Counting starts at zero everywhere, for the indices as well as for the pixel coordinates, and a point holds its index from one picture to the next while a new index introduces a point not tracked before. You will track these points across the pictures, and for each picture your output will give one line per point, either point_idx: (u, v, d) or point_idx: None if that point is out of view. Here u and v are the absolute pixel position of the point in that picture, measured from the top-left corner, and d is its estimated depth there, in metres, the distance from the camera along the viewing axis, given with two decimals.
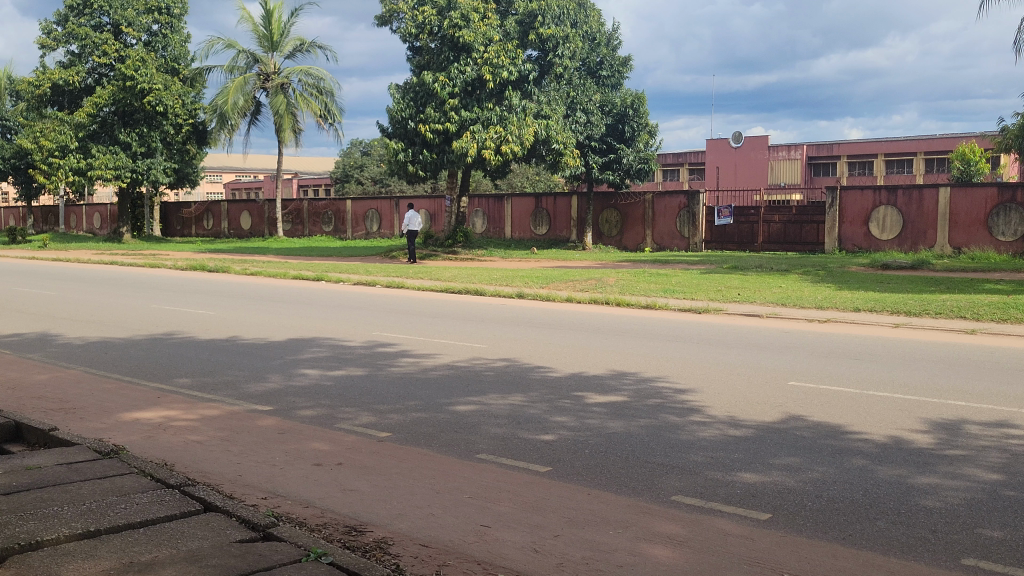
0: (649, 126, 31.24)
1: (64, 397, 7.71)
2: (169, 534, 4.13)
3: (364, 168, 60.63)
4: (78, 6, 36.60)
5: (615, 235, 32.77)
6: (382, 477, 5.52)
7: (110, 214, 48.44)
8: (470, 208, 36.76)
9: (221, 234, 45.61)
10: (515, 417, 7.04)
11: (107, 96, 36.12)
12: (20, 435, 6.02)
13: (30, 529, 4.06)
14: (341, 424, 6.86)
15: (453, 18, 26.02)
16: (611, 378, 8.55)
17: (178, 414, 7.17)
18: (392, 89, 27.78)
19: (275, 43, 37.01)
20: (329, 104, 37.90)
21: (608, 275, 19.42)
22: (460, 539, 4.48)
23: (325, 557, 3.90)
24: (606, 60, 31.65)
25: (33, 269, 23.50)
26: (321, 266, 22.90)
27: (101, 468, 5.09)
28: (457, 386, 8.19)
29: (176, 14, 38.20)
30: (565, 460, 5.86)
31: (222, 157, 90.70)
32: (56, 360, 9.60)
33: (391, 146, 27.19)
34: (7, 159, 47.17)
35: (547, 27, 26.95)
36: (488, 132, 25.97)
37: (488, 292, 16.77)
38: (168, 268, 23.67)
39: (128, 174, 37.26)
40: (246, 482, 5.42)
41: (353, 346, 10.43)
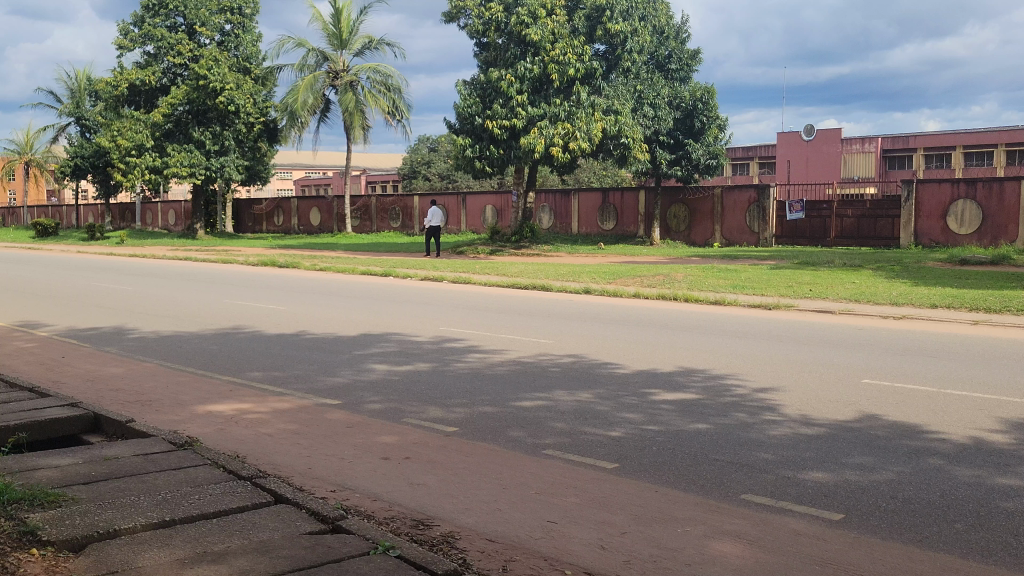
0: (719, 120, 30.76)
1: (140, 389, 7.91)
2: (240, 524, 4.21)
3: (431, 165, 61.02)
4: (154, 7, 37.48)
5: (684, 230, 32.46)
6: (450, 472, 5.53)
7: (185, 211, 49.59)
8: (537, 204, 36.72)
9: (291, 230, 46.29)
10: (581, 413, 7.02)
11: (181, 95, 36.98)
12: (99, 427, 6.19)
13: (109, 518, 4.17)
14: (408, 418, 6.92)
15: (519, 14, 26.05)
16: (680, 375, 8.46)
17: (250, 406, 7.31)
18: (460, 85, 27.92)
19: (343, 42, 37.39)
20: (398, 101, 38.24)
21: (676, 270, 19.28)
22: (528, 535, 4.47)
23: (393, 549, 3.92)
24: (675, 53, 31.30)
25: (109, 264, 24.17)
26: (388, 262, 23.15)
27: (175, 459, 5.20)
28: (524, 382, 8.20)
29: (248, 14, 38.97)
30: (633, 457, 5.81)
31: (292, 155, 92.09)
32: (133, 353, 9.85)
33: (459, 142, 27.41)
34: (86, 157, 48.58)
35: (616, 23, 26.81)
36: (556, 128, 25.88)
37: (555, 288, 16.74)
38: (240, 263, 24.18)
39: (202, 172, 37.93)
40: (315, 474, 5.49)
41: (420, 342, 10.50)
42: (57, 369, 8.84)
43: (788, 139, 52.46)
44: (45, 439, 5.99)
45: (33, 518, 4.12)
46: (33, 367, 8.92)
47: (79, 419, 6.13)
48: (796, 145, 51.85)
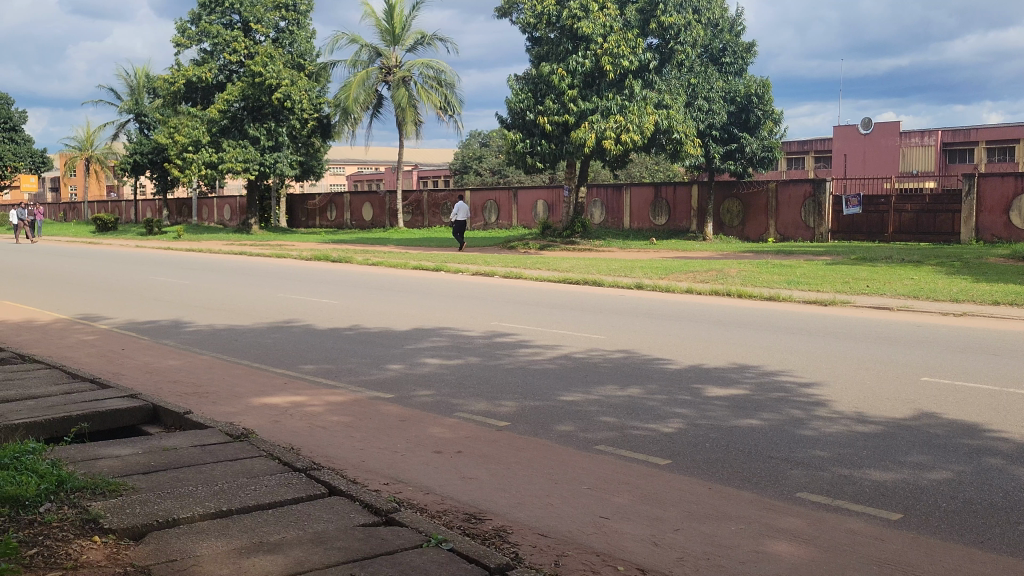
0: (775, 114, 30.33)
1: (197, 381, 8.06)
2: (295, 515, 4.26)
3: (483, 160, 61.20)
4: (210, 4, 38.14)
5: (737, 225, 32.15)
6: (502, 466, 5.55)
7: (240, 206, 50.24)
8: (589, 199, 36.65)
9: (343, 225, 46.63)
10: (632, 407, 7.01)
11: (237, 92, 37.57)
12: (158, 418, 6.32)
13: (168, 507, 4.25)
14: (459, 412, 6.95)
15: (571, 7, 26.06)
16: (733, 371, 8.40)
17: (305, 399, 7.40)
18: (512, 80, 28.02)
19: (397, 37, 37.68)
20: (449, 96, 38.35)
21: (729, 266, 19.02)
22: (580, 530, 4.47)
23: (445, 543, 3.94)
24: (729, 46, 30.93)
25: (166, 259, 24.54)
26: (439, 257, 23.11)
27: (232, 451, 5.29)
28: (575, 377, 8.18)
29: (303, 11, 39.37)
30: (686, 454, 5.77)
31: (346, 150, 92.95)
32: (190, 345, 10.04)
33: (510, 137, 27.51)
34: (144, 154, 49.46)
35: (669, 15, 26.57)
36: (608, 121, 25.74)
37: (606, 283, 16.67)
38: (294, 258, 24.40)
39: (257, 167, 38.37)
40: (368, 467, 5.56)
41: (471, 336, 10.53)
42: (117, 360, 9.04)
43: (845, 133, 51.67)
44: (106, 430, 6.12)
45: (94, 506, 4.21)
46: (94, 358, 9.13)
47: (139, 410, 6.26)
48: (852, 139, 51.04)
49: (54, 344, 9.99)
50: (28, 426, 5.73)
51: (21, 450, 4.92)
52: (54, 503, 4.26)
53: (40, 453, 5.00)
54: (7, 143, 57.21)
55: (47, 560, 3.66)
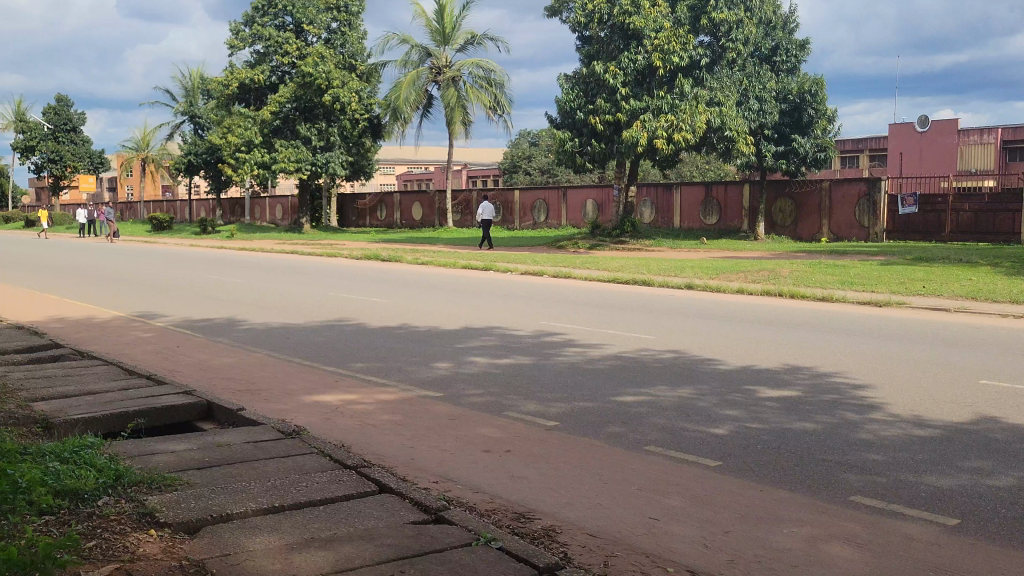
0: (828, 113, 29.89)
1: (251, 379, 8.16)
2: (346, 512, 4.29)
3: (532, 159, 61.25)
4: (263, 6, 38.71)
5: (790, 225, 31.76)
6: (552, 466, 5.55)
7: (291, 206, 50.77)
8: (638, 198, 36.46)
9: (393, 225, 46.92)
10: (683, 408, 6.96)
11: (289, 93, 38.00)
12: (212, 415, 6.42)
13: (222, 503, 4.31)
14: (509, 411, 6.96)
15: (622, 5, 25.96)
16: (784, 372, 8.30)
17: (356, 397, 7.46)
18: (562, 79, 28.03)
19: (447, 38, 37.78)
20: (499, 96, 38.40)
21: (782, 266, 18.83)
22: (629, 531, 4.45)
23: (494, 541, 3.95)
24: (782, 44, 30.52)
25: (217, 259, 24.77)
26: (490, 258, 22.69)
27: (284, 448, 5.35)
28: (625, 377, 8.15)
29: (354, 12, 39.74)
30: (737, 455, 5.72)
31: (396, 150, 93.61)
32: (243, 344, 10.15)
33: (560, 137, 27.56)
34: (199, 154, 50.19)
35: (720, 12, 26.31)
36: (659, 120, 25.57)
37: (656, 283, 16.56)
38: (344, 258, 24.48)
39: (309, 167, 38.69)
40: (418, 465, 5.58)
41: (520, 335, 10.54)
42: (172, 358, 9.19)
43: (900, 131, 50.79)
44: (163, 425, 6.24)
45: (150, 501, 4.29)
46: (150, 356, 9.28)
47: (193, 407, 6.36)
48: (908, 137, 50.07)
49: (112, 341, 10.18)
50: (88, 421, 5.85)
51: (81, 444, 5.02)
52: (112, 496, 4.34)
53: (99, 448, 5.10)
54: (66, 145, 58.40)
55: (106, 552, 3.73)
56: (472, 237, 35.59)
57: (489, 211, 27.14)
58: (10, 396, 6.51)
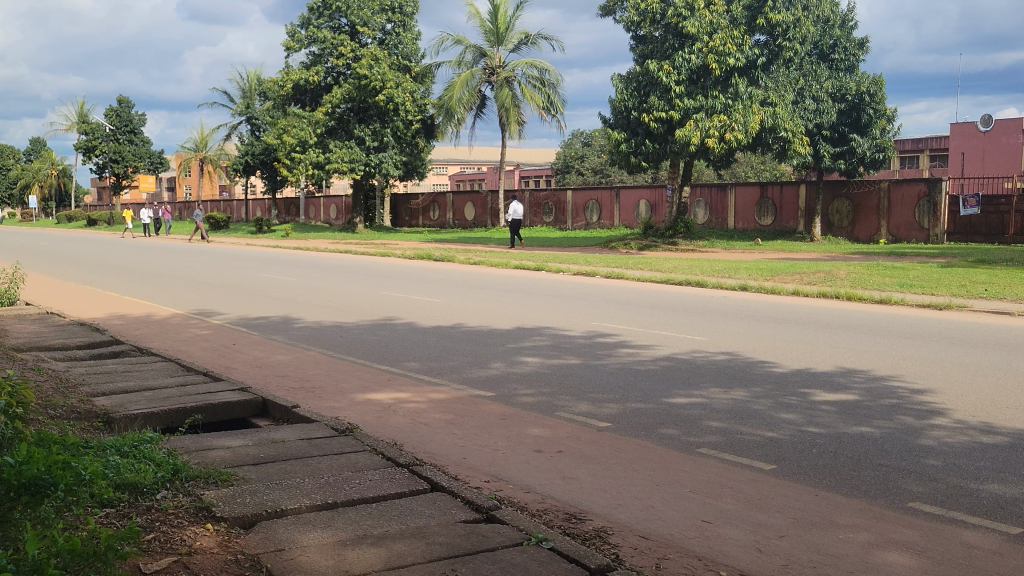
0: (888, 112, 29.31)
1: (305, 377, 8.25)
2: (398, 510, 4.32)
3: (585, 159, 61.15)
4: (319, 8, 39.30)
5: (847, 226, 31.26)
6: (603, 467, 5.54)
7: (346, 205, 51.22)
8: (692, 199, 36.18)
9: (446, 224, 47.14)
10: (737, 411, 6.88)
11: (343, 94, 38.39)
12: (266, 411, 6.51)
13: (276, 498, 4.37)
14: (560, 412, 6.96)
15: (677, 6, 25.79)
16: (841, 375, 8.18)
17: (409, 396, 7.50)
18: (615, 79, 27.97)
19: (500, 38, 37.85)
20: (553, 96, 38.38)
21: (840, 267, 18.60)
22: (682, 534, 4.42)
23: (546, 541, 3.95)
24: (841, 42, 29.96)
25: (273, 258, 25.07)
26: (542, 258, 22.91)
27: (338, 445, 5.41)
28: (678, 379, 8.09)
29: (409, 13, 40.00)
30: (792, 459, 5.65)
31: (450, 150, 93.98)
32: (297, 342, 10.27)
33: (613, 136, 27.60)
34: (256, 154, 50.88)
35: (777, 12, 25.96)
36: (712, 120, 25.47)
37: (710, 284, 16.46)
38: (398, 256, 24.67)
39: (362, 167, 38.99)
40: (469, 464, 5.59)
41: (571, 336, 10.53)
42: (229, 355, 9.34)
43: (962, 130, 49.66)
44: (218, 420, 6.34)
45: (206, 495, 4.37)
46: (207, 353, 9.43)
47: (249, 403, 6.45)
48: (971, 136, 48.95)
49: (170, 338, 10.37)
50: (146, 416, 5.97)
51: (139, 439, 5.11)
52: (170, 491, 4.42)
53: (157, 442, 5.19)
54: (127, 145, 59.55)
55: (164, 545, 3.80)
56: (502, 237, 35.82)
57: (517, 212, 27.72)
58: (72, 391, 6.66)
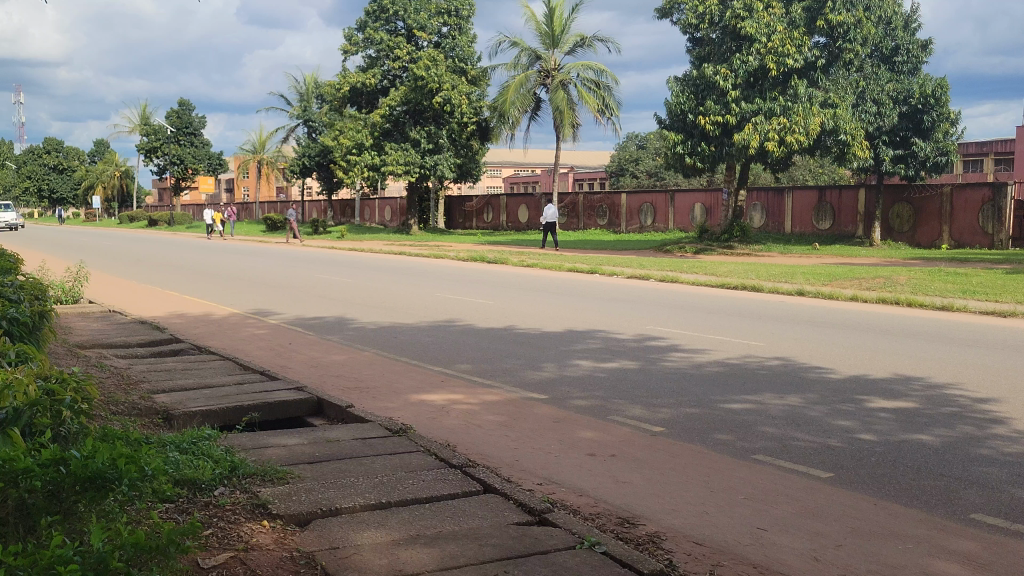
0: (952, 115, 28.59)
1: (359, 377, 8.32)
2: (450, 510, 4.34)
3: (640, 162, 60.84)
4: (376, 12, 39.76)
5: (907, 230, 30.70)
6: (657, 471, 5.50)
7: (400, 207, 51.59)
8: (748, 202, 35.80)
9: (499, 227, 47.18)
10: (793, 418, 6.78)
11: (400, 96, 38.69)
12: (321, 411, 6.58)
13: (331, 497, 4.43)
14: (613, 415, 6.94)
15: (734, 8, 25.59)
16: (900, 383, 8.02)
17: (462, 397, 7.53)
18: (671, 81, 27.83)
19: (555, 40, 37.85)
20: (608, 98, 38.27)
21: (900, 273, 18.24)
22: (736, 540, 4.38)
23: (598, 545, 3.94)
24: (903, 44, 29.36)
25: (329, 259, 25.36)
26: (596, 260, 23.02)
27: (391, 445, 5.45)
28: (732, 384, 8.01)
29: (465, 16, 40.17)
30: (849, 467, 5.56)
31: (504, 153, 94.12)
32: (352, 342, 10.38)
33: (670, 139, 27.50)
34: (312, 156, 51.41)
35: (838, 13, 25.59)
36: (771, 123, 25.21)
37: (766, 288, 16.29)
38: (452, 259, 24.81)
39: (418, 169, 39.16)
40: (522, 467, 5.59)
41: (624, 339, 10.48)
42: (285, 355, 9.44)
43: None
44: (274, 420, 6.44)
45: (263, 493, 4.42)
46: (264, 352, 9.57)
47: (304, 403, 6.54)
48: None
49: (228, 337, 10.54)
50: (205, 414, 6.07)
51: (198, 436, 5.20)
52: (228, 487, 4.50)
53: (215, 440, 5.27)
54: (187, 147, 60.54)
55: (222, 540, 3.85)
56: (531, 237, 39.44)
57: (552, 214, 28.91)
58: (134, 388, 6.81)
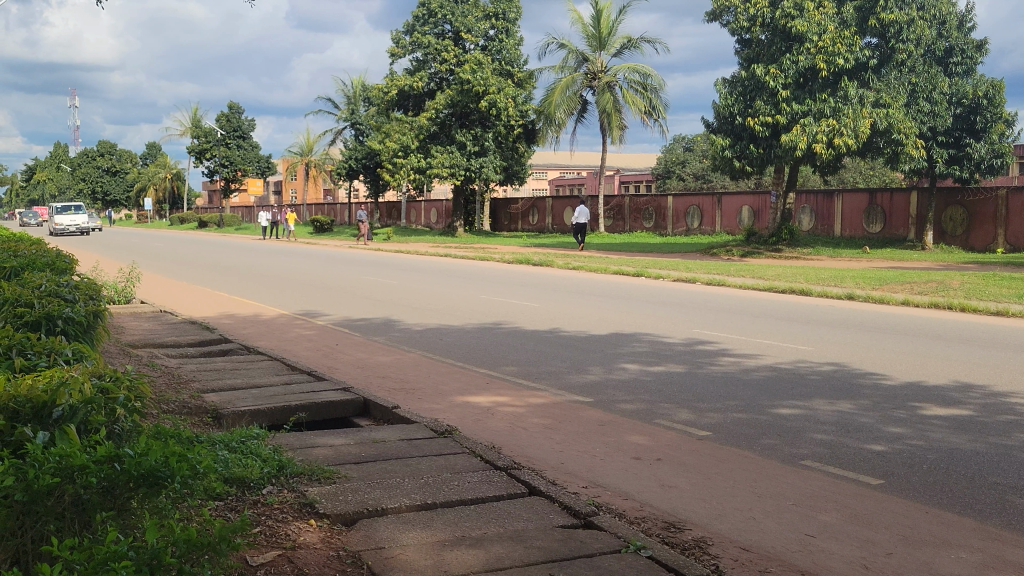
0: (1007, 116, 27.98)
1: (406, 378, 8.36)
2: (495, 512, 4.35)
3: (687, 165, 60.48)
4: (424, 16, 40.00)
5: (961, 234, 30.14)
6: (702, 476, 5.47)
7: (446, 209, 51.76)
8: (797, 205, 35.40)
9: (545, 229, 47.10)
10: (843, 424, 6.68)
11: (446, 100, 38.81)
12: (367, 411, 6.63)
13: (377, 497, 4.45)
14: (660, 419, 6.89)
15: (785, 7, 25.32)
16: (955, 390, 7.87)
17: (506, 399, 7.55)
18: (720, 83, 27.66)
19: (603, 42, 37.77)
20: (655, 100, 38.09)
21: (952, 277, 17.91)
22: (784, 547, 4.33)
23: (644, 549, 3.91)
24: (958, 45, 28.88)
25: (375, 261, 25.52)
26: (641, 263, 22.87)
27: (436, 446, 5.47)
28: (781, 389, 7.92)
29: (512, 19, 40.18)
30: (900, 474, 5.48)
31: (550, 155, 94.06)
32: (398, 343, 10.45)
33: (717, 142, 27.35)
34: (359, 159, 51.80)
35: (890, 12, 25.25)
36: (820, 124, 24.88)
37: (815, 292, 16.11)
38: (497, 261, 24.86)
39: (463, 172, 39.30)
40: (567, 469, 5.59)
41: (671, 343, 10.41)
42: (332, 355, 9.53)
43: None
44: (321, 420, 6.50)
45: (311, 492, 4.46)
46: (312, 353, 9.66)
47: (351, 403, 6.59)
48: None
49: (276, 338, 10.66)
50: (254, 413, 6.15)
51: (247, 435, 5.26)
52: (276, 486, 4.55)
53: (264, 439, 5.33)
54: (236, 150, 61.29)
55: (270, 538, 3.90)
56: (567, 238, 41.51)
57: (583, 214, 28.99)
58: (184, 387, 6.90)
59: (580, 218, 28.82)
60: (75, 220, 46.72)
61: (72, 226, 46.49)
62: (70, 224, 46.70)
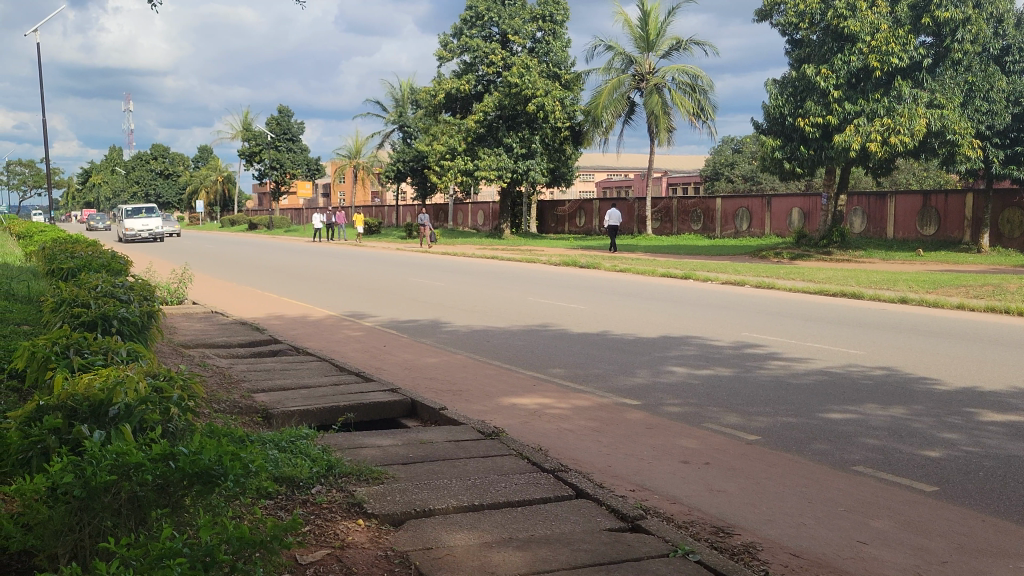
0: None
1: (453, 379, 8.39)
2: (542, 515, 4.34)
3: (735, 166, 60.00)
4: (471, 19, 40.19)
5: (1018, 237, 29.52)
6: (751, 480, 5.41)
7: (493, 211, 51.79)
8: (848, 207, 34.88)
9: (592, 232, 46.95)
10: (896, 430, 6.56)
11: (494, 102, 38.83)
12: (415, 412, 6.66)
13: (424, 498, 4.47)
14: (708, 423, 6.83)
15: (837, 7, 25.09)
16: (1011, 396, 7.70)
17: (553, 401, 7.54)
18: (770, 83, 27.42)
19: (650, 44, 37.66)
20: (703, 102, 37.87)
21: (1011, 280, 17.50)
22: (835, 553, 4.27)
23: (692, 554, 3.88)
24: (1015, 44, 28.32)
25: (422, 262, 25.63)
26: (691, 265, 22.61)
27: (483, 447, 5.49)
28: (832, 394, 7.80)
29: (559, 21, 40.13)
30: (955, 481, 5.37)
31: (597, 158, 93.84)
32: (446, 345, 10.49)
33: (767, 143, 27.12)
34: (407, 162, 52.10)
35: (945, 10, 24.73)
36: (874, 124, 24.54)
37: (867, 295, 15.89)
38: (545, 264, 24.74)
39: (510, 174, 39.37)
40: (614, 472, 5.57)
41: (720, 346, 10.33)
42: (380, 356, 9.59)
43: None
44: (370, 420, 6.54)
45: (359, 492, 4.50)
46: (360, 354, 9.72)
47: (399, 404, 6.63)
48: None
49: (324, 339, 10.76)
50: (303, 413, 6.21)
51: (296, 434, 5.32)
52: (325, 486, 4.59)
53: (312, 439, 5.38)
54: (286, 152, 61.92)
55: (319, 538, 3.93)
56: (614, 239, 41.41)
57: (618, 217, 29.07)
58: (235, 387, 6.99)
59: (612, 219, 28.79)
60: (148, 223, 45.72)
61: (148, 233, 45.19)
62: (142, 228, 46.49)
